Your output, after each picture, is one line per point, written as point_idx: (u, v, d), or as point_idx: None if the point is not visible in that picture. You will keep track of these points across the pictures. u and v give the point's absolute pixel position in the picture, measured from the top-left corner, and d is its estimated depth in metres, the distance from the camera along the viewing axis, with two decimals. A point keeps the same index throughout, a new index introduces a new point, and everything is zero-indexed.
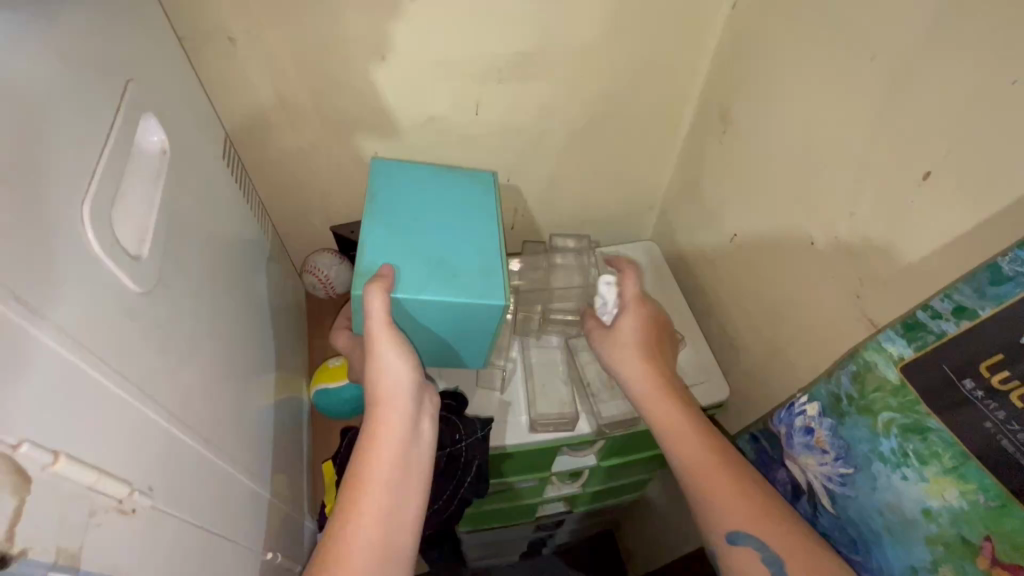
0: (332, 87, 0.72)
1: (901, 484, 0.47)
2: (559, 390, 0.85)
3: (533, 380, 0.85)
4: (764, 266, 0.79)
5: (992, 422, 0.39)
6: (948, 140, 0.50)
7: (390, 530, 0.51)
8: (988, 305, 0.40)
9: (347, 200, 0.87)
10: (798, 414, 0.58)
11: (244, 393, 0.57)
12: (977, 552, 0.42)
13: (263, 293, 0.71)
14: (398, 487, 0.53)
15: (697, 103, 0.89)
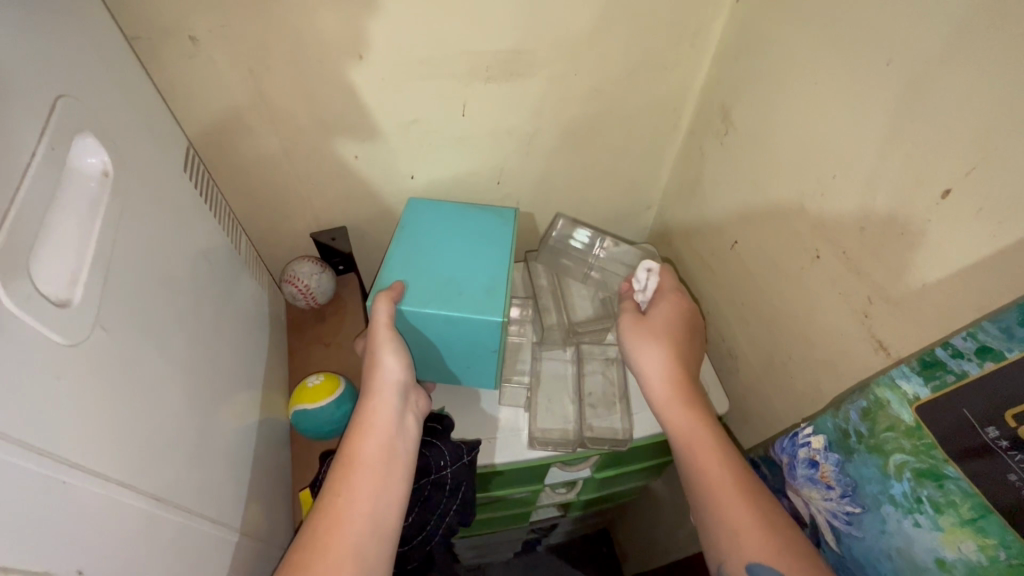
0: (306, 88, 0.67)
1: (912, 531, 0.44)
2: (563, 406, 0.82)
3: (540, 394, 0.82)
4: (766, 277, 0.76)
5: (1017, 475, 0.36)
6: (969, 157, 0.46)
7: (379, 514, 0.52)
8: (1015, 347, 0.36)
9: (328, 205, 0.83)
10: (801, 445, 0.55)
11: (216, 424, 0.53)
12: None
13: (239, 309, 0.67)
14: (388, 471, 0.55)
15: (696, 102, 0.85)
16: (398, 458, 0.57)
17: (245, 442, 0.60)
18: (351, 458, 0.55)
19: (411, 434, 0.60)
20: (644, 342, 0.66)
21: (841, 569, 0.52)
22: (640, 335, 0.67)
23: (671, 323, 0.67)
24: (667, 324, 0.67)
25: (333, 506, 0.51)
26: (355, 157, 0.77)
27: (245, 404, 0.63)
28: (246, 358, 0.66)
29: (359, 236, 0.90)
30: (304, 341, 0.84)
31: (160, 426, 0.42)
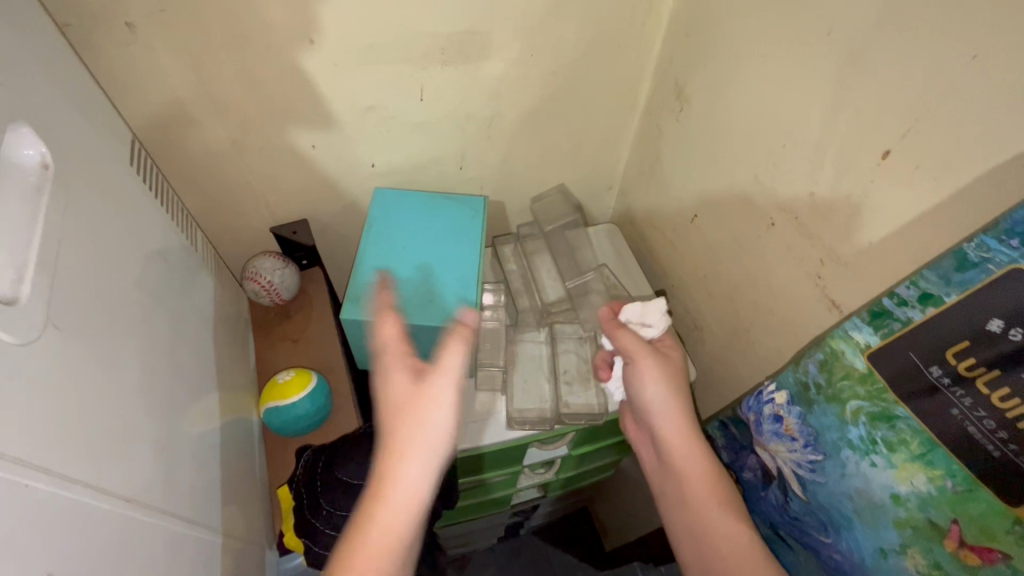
0: (254, 75, 0.64)
1: (869, 471, 0.47)
2: (540, 386, 0.83)
3: (515, 375, 0.84)
4: (725, 248, 0.78)
5: (959, 409, 0.40)
6: (904, 120, 0.49)
7: None
8: (953, 291, 0.40)
9: (287, 198, 0.80)
10: (767, 402, 0.58)
11: (179, 427, 0.51)
12: (944, 535, 0.42)
13: (198, 309, 0.65)
14: None
15: (651, 81, 0.86)
16: (458, 425, 0.47)
17: (211, 444, 0.58)
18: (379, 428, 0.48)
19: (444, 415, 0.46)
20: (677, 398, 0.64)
21: (808, 513, 0.55)
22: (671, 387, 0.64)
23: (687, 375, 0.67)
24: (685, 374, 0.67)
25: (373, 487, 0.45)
26: (312, 147, 0.75)
27: (209, 405, 0.61)
28: (207, 358, 0.63)
29: (321, 229, 0.88)
30: (270, 340, 0.82)
31: (121, 430, 0.41)
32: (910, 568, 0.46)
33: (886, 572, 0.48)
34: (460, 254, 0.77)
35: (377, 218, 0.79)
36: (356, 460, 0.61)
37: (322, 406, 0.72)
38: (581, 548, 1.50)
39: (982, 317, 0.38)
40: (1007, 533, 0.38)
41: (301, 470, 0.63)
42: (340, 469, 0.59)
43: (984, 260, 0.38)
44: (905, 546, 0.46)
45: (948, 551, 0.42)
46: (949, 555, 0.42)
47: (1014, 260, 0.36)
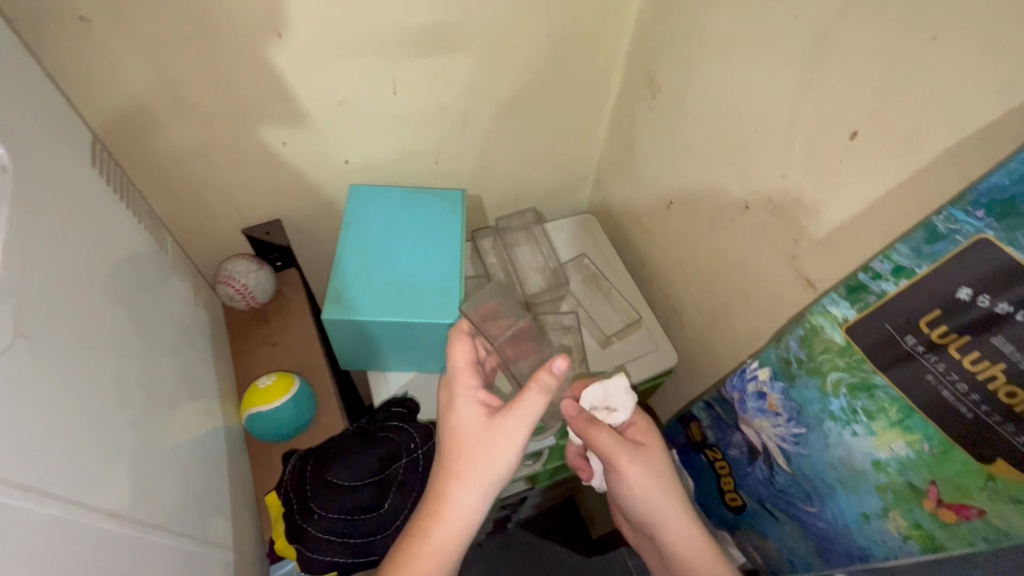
0: (220, 71, 0.62)
1: (851, 440, 0.49)
2: None
3: None
4: (701, 232, 0.80)
5: (933, 374, 0.42)
6: (869, 100, 0.51)
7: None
8: (924, 263, 0.41)
9: (258, 198, 0.78)
10: (750, 380, 0.59)
11: (158, 438, 0.50)
12: (924, 496, 0.44)
13: (170, 316, 0.62)
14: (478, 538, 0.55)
15: (622, 71, 0.87)
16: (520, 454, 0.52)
17: (193, 454, 0.56)
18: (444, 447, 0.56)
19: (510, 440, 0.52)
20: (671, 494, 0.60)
21: (793, 485, 0.57)
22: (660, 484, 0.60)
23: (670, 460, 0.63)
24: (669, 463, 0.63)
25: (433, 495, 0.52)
26: (283, 144, 0.73)
27: (189, 415, 0.58)
28: (183, 367, 0.61)
29: (295, 229, 0.85)
30: (247, 345, 0.79)
31: (98, 440, 0.39)
32: (892, 530, 0.48)
33: (869, 536, 0.50)
34: (440, 248, 0.76)
35: (353, 215, 0.77)
36: (344, 461, 0.60)
37: (306, 409, 0.70)
38: (569, 537, 1.51)
39: (952, 285, 0.40)
40: (981, 489, 0.40)
41: (289, 474, 0.61)
42: (327, 472, 0.59)
43: (953, 232, 0.40)
44: (887, 510, 0.48)
45: (927, 511, 0.45)
46: (928, 515, 0.45)
47: (981, 230, 0.38)
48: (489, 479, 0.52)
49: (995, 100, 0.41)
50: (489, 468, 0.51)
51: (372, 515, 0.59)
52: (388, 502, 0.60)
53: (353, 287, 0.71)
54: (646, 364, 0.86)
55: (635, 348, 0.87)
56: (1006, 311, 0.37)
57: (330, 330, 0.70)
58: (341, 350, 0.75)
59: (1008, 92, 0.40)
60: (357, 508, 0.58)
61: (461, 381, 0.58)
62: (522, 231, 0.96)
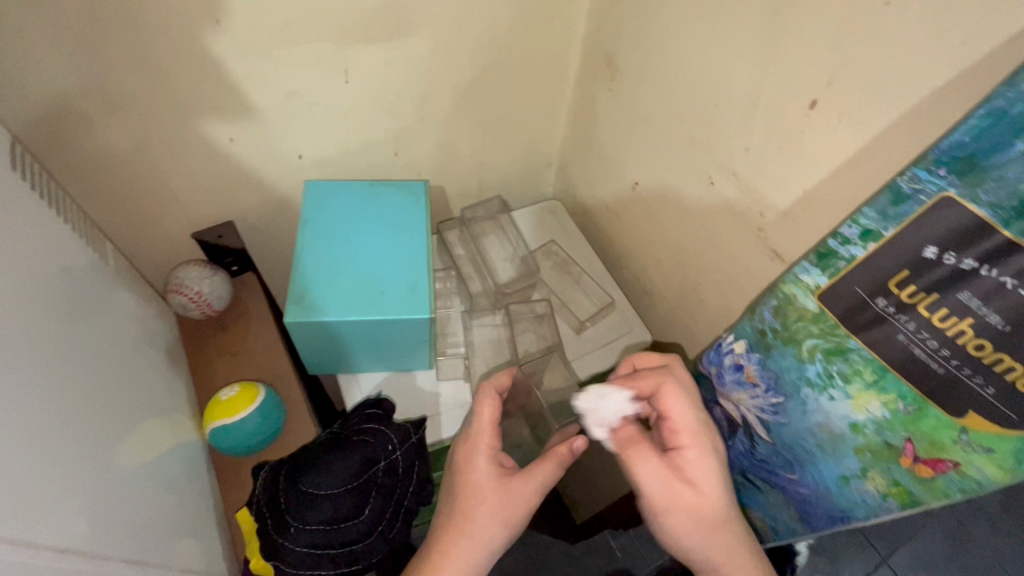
0: (153, 63, 0.58)
1: (828, 405, 0.50)
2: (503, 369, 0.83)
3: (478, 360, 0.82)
4: (668, 212, 0.80)
5: (905, 334, 0.43)
6: (827, 69, 0.51)
7: None
8: (890, 225, 0.42)
9: (207, 200, 0.73)
10: (726, 353, 0.59)
11: (109, 464, 0.46)
12: (901, 454, 0.46)
13: (116, 331, 0.58)
14: None
15: (580, 51, 0.86)
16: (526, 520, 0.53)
17: (152, 478, 0.53)
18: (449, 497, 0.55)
19: (526, 507, 0.52)
20: (694, 519, 0.51)
21: (773, 454, 0.58)
22: (688, 510, 0.51)
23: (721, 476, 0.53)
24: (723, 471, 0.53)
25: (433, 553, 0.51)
26: (231, 140, 0.69)
27: (144, 436, 0.55)
28: (135, 385, 0.57)
29: (249, 231, 0.81)
30: (206, 356, 0.75)
31: (34, 475, 0.36)
32: (871, 489, 0.49)
33: (849, 498, 0.51)
34: (406, 242, 0.73)
35: (311, 211, 0.74)
36: (318, 470, 0.56)
37: (275, 419, 0.67)
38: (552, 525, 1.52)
39: (918, 245, 0.41)
40: (955, 442, 0.42)
41: (259, 488, 0.58)
42: (302, 483, 0.55)
43: (917, 191, 0.40)
44: (866, 470, 0.49)
45: (904, 468, 0.46)
46: (906, 472, 0.46)
47: (943, 188, 0.39)
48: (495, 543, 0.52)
49: (947, 62, 0.42)
50: (499, 533, 0.52)
51: (353, 523, 0.56)
52: (369, 508, 0.57)
53: (317, 288, 0.68)
54: (620, 346, 0.85)
55: (610, 332, 0.86)
56: (972, 267, 0.38)
57: (294, 332, 0.66)
58: (307, 353, 0.71)
59: (960, 53, 0.41)
60: (336, 517, 0.55)
61: (482, 437, 0.55)
62: (489, 221, 0.93)
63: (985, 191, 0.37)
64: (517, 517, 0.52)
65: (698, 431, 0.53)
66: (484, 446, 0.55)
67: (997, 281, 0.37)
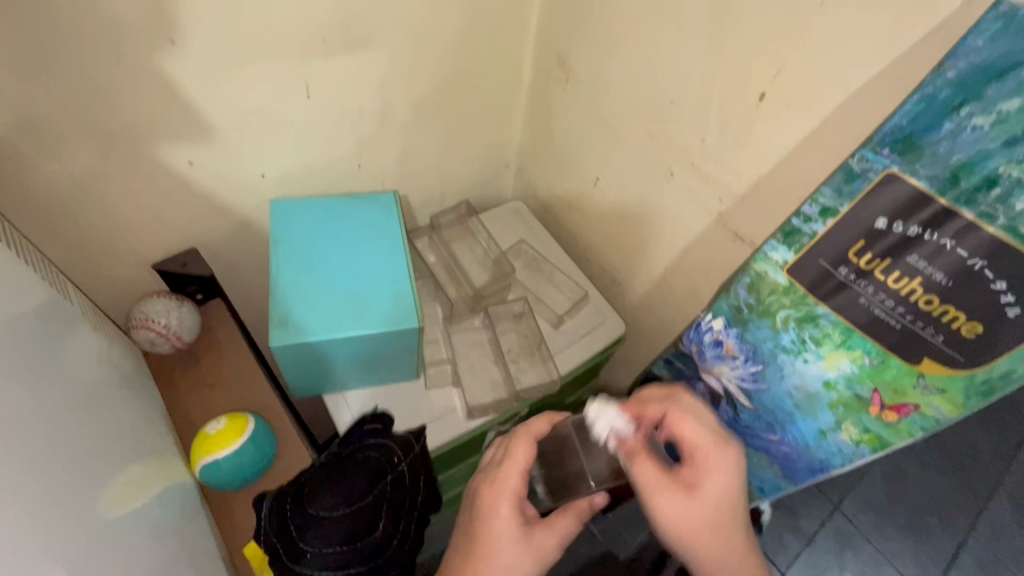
0: (103, 88, 0.54)
1: (803, 367, 0.55)
2: (489, 370, 0.84)
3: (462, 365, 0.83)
4: (630, 204, 0.84)
5: (865, 297, 0.48)
6: (773, 64, 0.56)
7: None
8: (845, 202, 0.47)
9: (165, 227, 0.70)
10: (706, 332, 0.63)
11: (90, 521, 0.43)
12: (869, 403, 0.52)
13: (85, 376, 0.54)
14: None
15: (533, 55, 0.88)
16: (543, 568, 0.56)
17: (137, 529, 0.50)
18: (466, 538, 0.56)
19: (544, 559, 0.55)
20: (698, 537, 0.53)
21: (756, 420, 0.63)
22: (692, 530, 0.53)
23: (731, 493, 0.53)
24: (734, 484, 0.53)
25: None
26: (189, 164, 0.66)
27: (125, 485, 0.52)
28: (111, 432, 0.54)
29: (213, 256, 0.78)
30: (179, 392, 0.71)
31: (19, 545, 0.34)
32: (846, 438, 0.55)
33: (827, 449, 0.58)
34: (383, 254, 0.73)
35: (280, 231, 0.72)
36: (328, 490, 0.55)
37: (267, 446, 0.64)
38: None
39: (871, 217, 0.46)
40: (914, 387, 0.48)
41: (268, 521, 0.55)
42: (311, 506, 0.54)
43: (866, 170, 0.45)
44: (840, 422, 0.55)
45: (873, 415, 0.52)
46: (875, 419, 0.52)
47: (888, 166, 0.44)
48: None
49: (878, 54, 0.48)
50: None
51: (369, 539, 0.55)
52: (383, 522, 0.56)
53: (298, 308, 0.66)
54: (598, 336, 0.88)
55: (587, 322, 0.89)
56: (917, 233, 0.44)
57: (278, 355, 0.64)
58: (293, 376, 0.69)
59: (888, 46, 0.47)
60: (350, 535, 0.54)
61: (511, 481, 0.56)
62: (457, 225, 0.94)
63: (923, 165, 0.43)
64: (534, 568, 0.54)
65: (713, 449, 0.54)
66: (515, 485, 0.56)
67: (938, 243, 0.43)
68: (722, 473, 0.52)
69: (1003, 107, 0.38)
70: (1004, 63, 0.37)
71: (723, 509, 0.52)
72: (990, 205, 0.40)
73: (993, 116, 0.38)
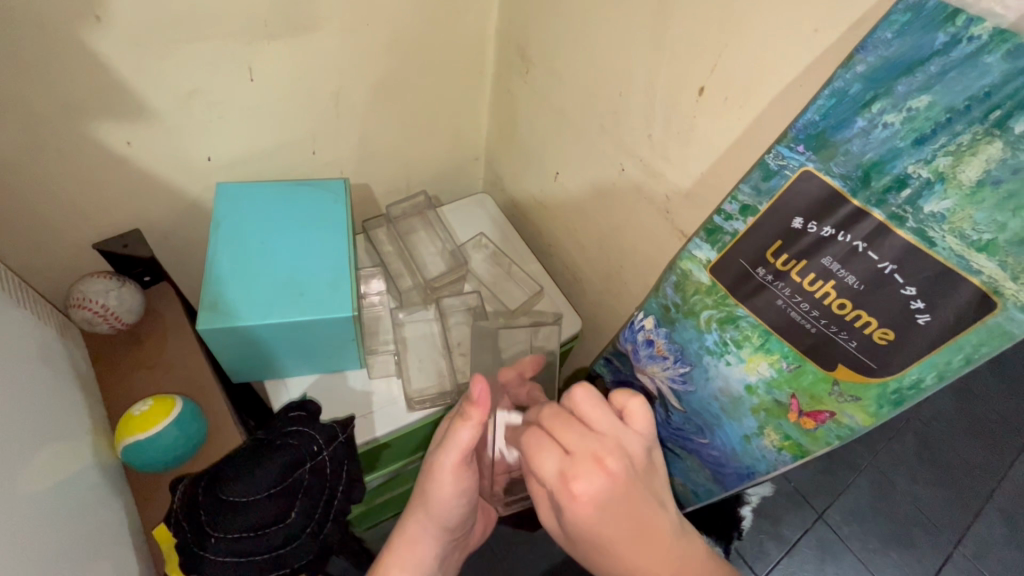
0: (29, 64, 0.54)
1: (726, 369, 0.54)
2: (437, 362, 0.83)
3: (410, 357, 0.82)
4: (587, 199, 0.82)
5: (782, 299, 0.46)
6: (710, 59, 0.54)
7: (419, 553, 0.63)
8: (764, 200, 0.45)
9: (108, 206, 0.70)
10: (639, 331, 0.62)
11: (7, 491, 0.44)
12: (788, 409, 0.50)
13: (11, 351, 0.55)
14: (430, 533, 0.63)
15: (496, 45, 0.86)
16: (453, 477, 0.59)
17: (54, 502, 0.51)
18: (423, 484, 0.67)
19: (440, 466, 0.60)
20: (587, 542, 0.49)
21: (687, 422, 0.62)
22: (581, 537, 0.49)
23: (599, 516, 0.46)
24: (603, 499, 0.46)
25: (404, 519, 0.64)
26: (128, 144, 0.66)
27: (48, 459, 0.52)
28: (37, 406, 0.55)
29: (161, 237, 0.78)
30: (118, 372, 0.72)
31: None
32: (768, 444, 0.54)
33: (752, 455, 0.56)
34: (325, 241, 0.72)
35: (223, 215, 0.72)
36: (241, 476, 0.55)
37: (194, 431, 0.64)
38: None
39: (788, 216, 0.44)
40: (830, 394, 0.47)
41: (178, 502, 0.55)
42: (222, 491, 0.54)
43: (782, 167, 0.43)
44: (762, 427, 0.53)
45: (793, 422, 0.51)
46: (794, 425, 0.51)
47: (804, 163, 0.42)
48: (449, 514, 0.62)
49: (805, 47, 0.46)
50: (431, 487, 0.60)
51: (279, 527, 0.55)
52: (295, 511, 0.56)
53: (231, 292, 0.66)
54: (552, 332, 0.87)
55: (542, 318, 0.88)
56: (830, 234, 0.42)
57: (208, 338, 0.64)
58: (229, 360, 0.69)
59: (815, 40, 0.45)
60: (258, 524, 0.54)
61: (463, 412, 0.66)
62: (416, 216, 0.92)
63: (837, 163, 0.41)
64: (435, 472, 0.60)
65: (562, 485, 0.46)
66: (473, 421, 0.56)
67: (851, 245, 0.41)
68: (571, 504, 0.46)
69: (912, 104, 0.36)
70: (914, 57, 0.35)
71: (597, 516, 0.46)
72: (900, 206, 0.38)
73: (903, 113, 0.37)
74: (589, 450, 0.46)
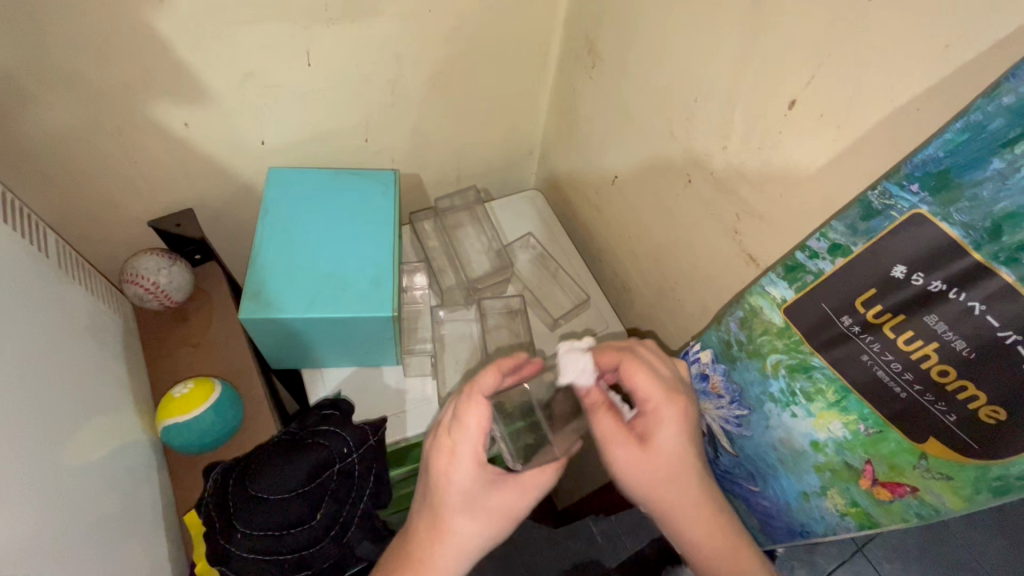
0: (98, 41, 0.54)
1: (790, 421, 0.50)
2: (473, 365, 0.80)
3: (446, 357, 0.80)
4: (645, 207, 0.77)
5: (869, 354, 0.41)
6: (807, 69, 0.48)
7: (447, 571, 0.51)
8: (859, 240, 0.40)
9: (164, 185, 0.71)
10: (693, 362, 0.60)
11: (56, 463, 0.45)
12: (860, 475, 0.46)
13: (69, 325, 0.56)
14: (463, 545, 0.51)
15: (562, 36, 0.81)
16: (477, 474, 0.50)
17: (101, 474, 0.52)
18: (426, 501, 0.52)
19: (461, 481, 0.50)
20: (656, 479, 0.51)
21: (737, 466, 0.58)
22: (653, 462, 0.50)
23: (685, 442, 0.50)
24: (679, 437, 0.50)
25: (416, 537, 0.51)
26: (186, 125, 0.66)
27: (95, 432, 0.54)
28: (88, 379, 0.56)
29: (213, 217, 0.78)
30: (164, 349, 0.73)
31: None
32: (831, 506, 0.50)
33: (809, 513, 0.52)
34: (372, 233, 0.71)
35: (273, 201, 0.71)
36: (269, 473, 0.55)
37: (230, 417, 0.65)
38: None
39: (888, 262, 0.39)
40: (914, 468, 0.41)
41: (210, 493, 0.56)
42: (251, 487, 0.55)
43: (887, 207, 0.38)
44: (825, 488, 0.49)
45: (863, 489, 0.46)
46: (864, 492, 0.46)
47: (915, 205, 0.37)
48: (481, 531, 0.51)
49: (928, 67, 0.39)
50: (455, 513, 0.50)
51: (304, 527, 0.55)
52: (321, 513, 0.56)
53: (273, 282, 0.65)
54: None
55: (587, 327, 0.84)
56: (939, 289, 0.36)
57: (248, 326, 0.64)
58: (269, 348, 0.69)
59: (944, 58, 0.38)
60: (283, 523, 0.54)
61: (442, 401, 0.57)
62: (465, 210, 0.89)
63: (959, 210, 0.34)
64: (456, 486, 0.50)
65: (661, 400, 0.51)
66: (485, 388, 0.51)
67: (965, 305, 0.35)
68: (671, 429, 0.50)
69: None
70: None
71: (681, 454, 0.51)
72: None
73: None
74: (669, 382, 0.52)
